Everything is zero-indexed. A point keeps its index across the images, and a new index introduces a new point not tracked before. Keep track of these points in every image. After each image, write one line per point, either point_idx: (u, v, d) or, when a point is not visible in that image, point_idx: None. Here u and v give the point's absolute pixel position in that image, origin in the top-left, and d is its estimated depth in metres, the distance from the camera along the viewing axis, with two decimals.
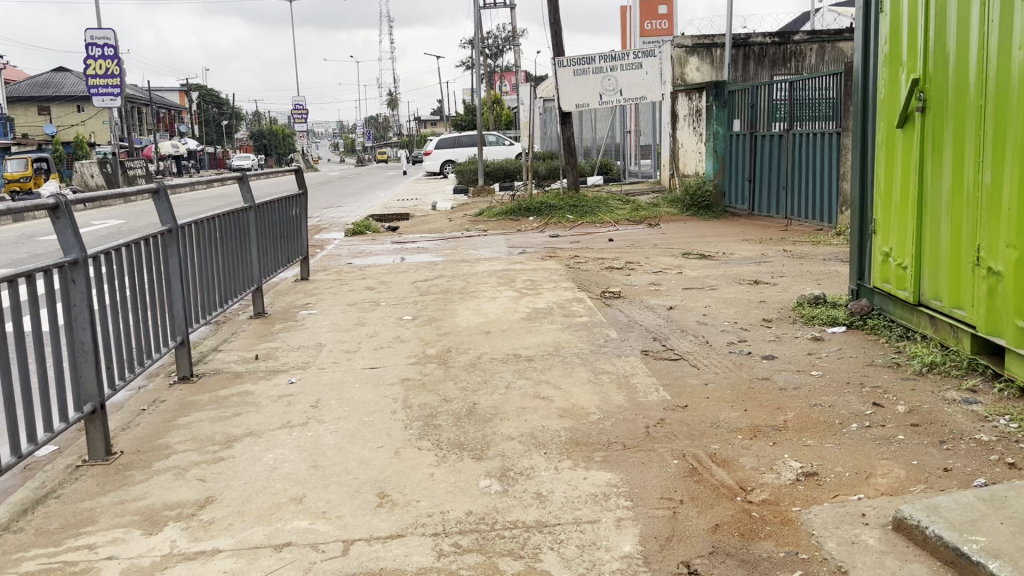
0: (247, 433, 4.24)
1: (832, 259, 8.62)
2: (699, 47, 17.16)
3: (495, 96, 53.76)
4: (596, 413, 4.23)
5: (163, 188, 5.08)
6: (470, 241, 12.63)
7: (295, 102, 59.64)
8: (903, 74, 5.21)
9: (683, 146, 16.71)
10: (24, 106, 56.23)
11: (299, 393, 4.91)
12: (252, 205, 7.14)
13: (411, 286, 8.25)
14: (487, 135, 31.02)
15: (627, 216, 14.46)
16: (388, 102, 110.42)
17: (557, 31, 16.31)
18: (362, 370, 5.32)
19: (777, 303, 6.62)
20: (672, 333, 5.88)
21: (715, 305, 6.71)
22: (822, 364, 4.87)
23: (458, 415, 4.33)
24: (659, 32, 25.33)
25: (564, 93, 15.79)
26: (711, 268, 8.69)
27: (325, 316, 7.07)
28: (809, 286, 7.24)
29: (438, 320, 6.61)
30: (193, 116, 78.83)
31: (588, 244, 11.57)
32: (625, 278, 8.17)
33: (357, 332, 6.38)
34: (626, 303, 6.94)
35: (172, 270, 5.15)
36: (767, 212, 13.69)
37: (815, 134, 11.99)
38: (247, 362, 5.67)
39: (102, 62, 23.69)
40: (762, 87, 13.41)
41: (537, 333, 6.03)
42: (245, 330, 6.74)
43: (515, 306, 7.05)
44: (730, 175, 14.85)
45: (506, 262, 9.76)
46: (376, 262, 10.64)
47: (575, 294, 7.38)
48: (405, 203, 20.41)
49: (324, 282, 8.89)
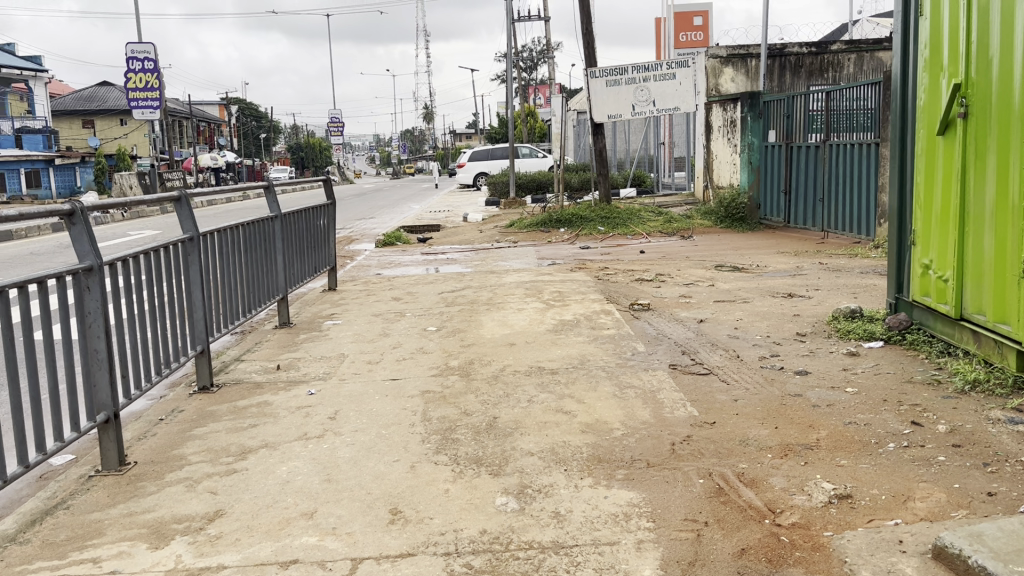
0: (262, 446, 4.15)
1: (869, 273, 8.39)
2: (734, 57, 16.97)
3: (530, 110, 53.88)
4: (620, 429, 4.09)
5: (186, 196, 5.03)
6: (499, 253, 12.54)
7: (332, 116, 60.25)
8: (943, 79, 5.02)
9: (717, 158, 16.50)
10: (69, 119, 57.46)
11: (318, 404, 4.83)
12: (279, 215, 7.12)
13: (438, 297, 8.17)
14: (521, 148, 31.01)
15: (660, 228, 14.29)
16: (424, 115, 111.21)
17: (590, 42, 16.21)
18: (382, 382, 5.23)
19: (811, 316, 6.43)
20: (701, 346, 5.71)
21: (747, 318, 6.53)
22: (857, 380, 4.67)
23: (478, 429, 4.22)
24: (694, 44, 25.18)
25: (596, 104, 15.68)
26: (744, 281, 8.49)
27: (349, 327, 7.00)
28: (845, 299, 7.03)
29: (463, 331, 6.51)
30: (233, 130, 80.05)
31: (619, 256, 11.43)
32: (655, 291, 8.01)
33: (380, 343, 6.30)
34: (656, 316, 6.78)
35: (193, 279, 5.10)
36: (802, 224, 13.43)
37: (852, 145, 11.75)
38: (268, 373, 5.60)
39: (143, 75, 24.05)
40: (799, 97, 13.18)
41: (563, 346, 5.90)
42: (269, 340, 6.70)
43: (541, 318, 6.93)
44: (765, 186, 14.60)
45: (534, 274, 9.64)
46: (405, 272, 10.59)
47: (603, 306, 7.24)
48: (436, 215, 20.42)
49: (352, 293, 8.84)
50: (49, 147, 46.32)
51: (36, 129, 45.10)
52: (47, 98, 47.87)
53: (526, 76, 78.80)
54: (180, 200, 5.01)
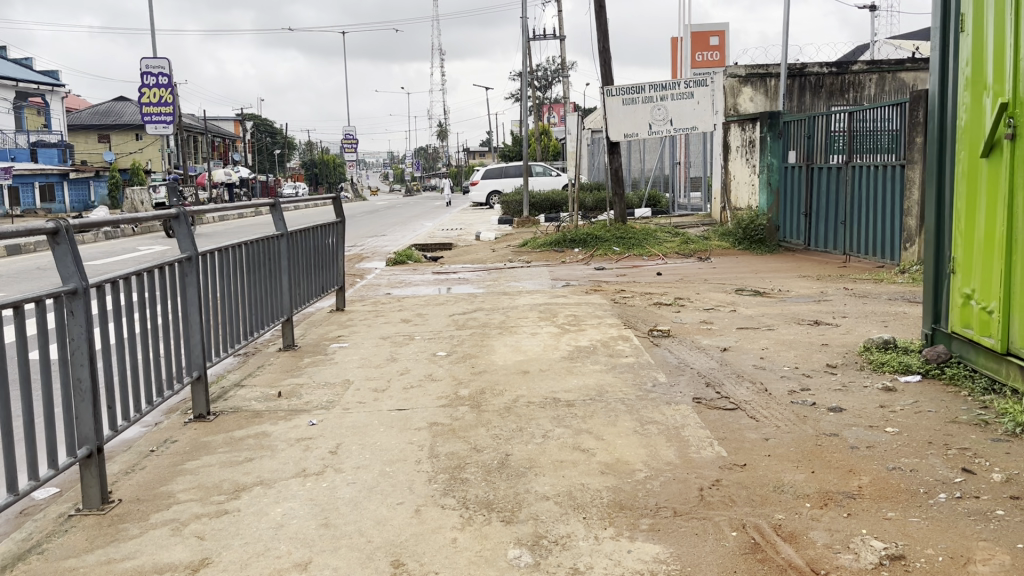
0: (257, 483, 3.87)
1: (898, 299, 8.05)
2: (753, 76, 16.70)
3: (544, 129, 53.76)
4: (643, 471, 3.79)
5: (184, 214, 4.78)
6: (513, 273, 12.27)
7: (346, 133, 60.29)
8: (987, 98, 4.72)
9: (735, 178, 16.21)
10: (85, 133, 57.77)
11: (319, 437, 4.53)
12: (285, 233, 6.86)
13: (449, 320, 7.89)
14: (534, 166, 30.81)
15: (676, 249, 13.99)
16: (438, 133, 111.41)
17: (607, 60, 15.99)
18: (388, 412, 4.93)
19: (840, 346, 6.10)
20: (726, 378, 5.39)
21: (773, 347, 6.21)
22: (897, 419, 4.35)
23: (489, 468, 3.92)
24: (711, 64, 24.95)
25: (612, 122, 15.43)
26: (766, 306, 8.18)
27: (356, 351, 6.72)
28: (875, 328, 6.70)
29: (475, 357, 6.22)
30: (247, 146, 80.37)
31: (635, 277, 11.14)
32: (674, 316, 7.70)
33: (388, 369, 6.01)
34: (676, 343, 6.47)
35: (189, 301, 4.84)
36: (823, 247, 13.10)
37: (876, 167, 11.44)
38: (268, 400, 5.32)
39: (157, 91, 24.01)
40: (820, 118, 12.89)
41: (580, 375, 5.60)
42: (273, 363, 6.43)
43: (556, 343, 6.63)
44: (784, 208, 14.28)
45: (549, 296, 9.35)
46: (416, 293, 10.33)
47: (620, 332, 6.94)
48: (449, 233, 20.23)
49: (360, 314, 8.58)
50: (64, 161, 46.51)
51: (52, 143, 45.29)
52: (64, 112, 48.10)
53: (540, 95, 78.73)
54: (179, 218, 4.76)
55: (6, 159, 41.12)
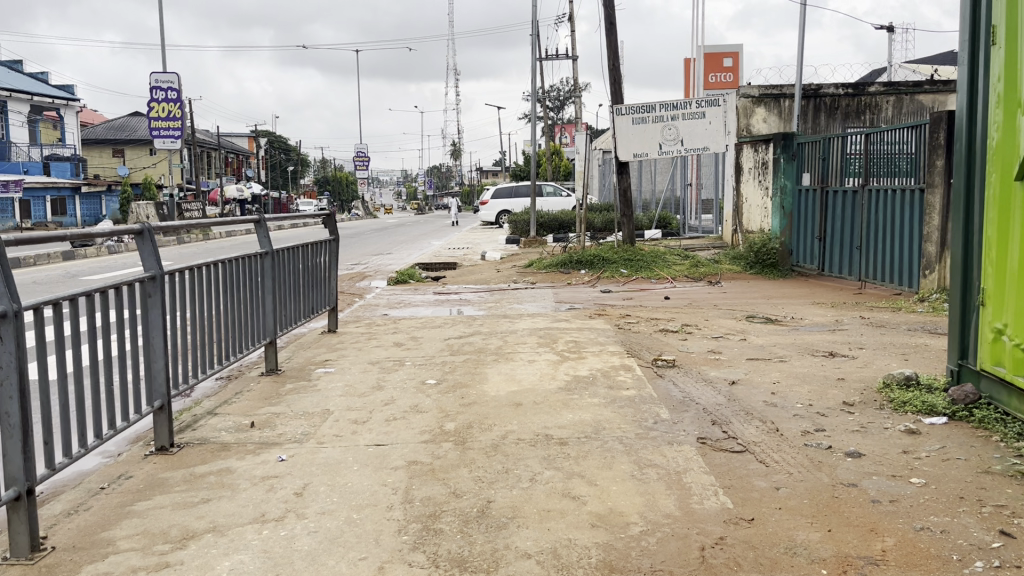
0: (209, 529, 3.49)
1: (918, 330, 7.62)
2: (766, 97, 16.34)
3: (556, 149, 53.58)
4: (639, 525, 3.39)
5: (149, 230, 4.43)
6: (516, 294, 11.89)
7: (358, 150, 60.18)
8: (1022, 116, 4.33)
9: (748, 201, 15.82)
10: (100, 148, 57.94)
11: (285, 475, 4.15)
12: (269, 252, 6.52)
13: (443, 344, 7.52)
14: (544, 186, 30.51)
15: (686, 273, 13.59)
16: (451, 152, 111.64)
17: (617, 78, 15.67)
18: (365, 448, 4.54)
19: (857, 382, 5.68)
20: (733, 416, 4.98)
21: (785, 381, 5.79)
22: (922, 468, 3.93)
23: (467, 517, 3.53)
24: (724, 86, 24.64)
25: (622, 142, 15.05)
26: (778, 335, 7.76)
27: (341, 377, 6.34)
28: (895, 361, 6.28)
29: (466, 386, 5.83)
30: (260, 163, 80.56)
31: (642, 302, 10.75)
32: (680, 344, 7.30)
33: (372, 399, 5.62)
34: (681, 375, 6.06)
35: (152, 324, 4.48)
36: (837, 273, 12.67)
37: (893, 191, 11.03)
38: (239, 432, 4.94)
39: (166, 105, 23.87)
40: (835, 140, 12.51)
41: (576, 408, 5.20)
42: (252, 389, 6.06)
43: (553, 372, 6.23)
44: (797, 232, 13.86)
45: (550, 320, 8.96)
46: (414, 314, 9.96)
47: (622, 360, 6.54)
48: (455, 252, 19.91)
49: (352, 336, 8.21)
50: (76, 175, 46.56)
51: (65, 157, 45.35)
52: (78, 126, 48.16)
53: (554, 117, 78.65)
54: (143, 234, 4.40)
55: (17, 173, 41.14)
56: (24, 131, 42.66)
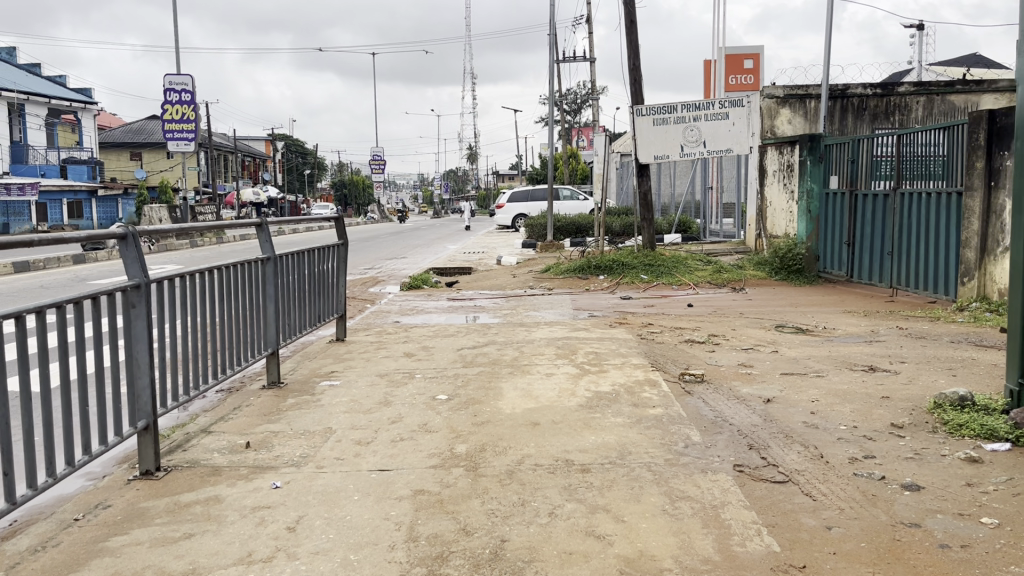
0: (188, 571, 3.10)
1: (962, 342, 7.16)
2: (792, 97, 15.85)
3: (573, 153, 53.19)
4: (675, 572, 2.98)
5: (132, 234, 4.05)
6: (533, 301, 11.49)
7: (375, 154, 59.96)
8: None
9: (772, 205, 15.36)
10: (117, 152, 58.04)
11: (279, 505, 3.76)
12: (270, 257, 6.16)
13: (456, 355, 7.12)
14: (561, 190, 30.13)
15: (708, 279, 13.15)
16: (467, 156, 111.55)
17: (637, 78, 15.25)
18: (368, 474, 4.15)
19: (904, 400, 5.23)
20: (771, 440, 4.54)
21: (825, 399, 5.36)
22: (993, 505, 3.49)
23: (478, 559, 3.12)
24: (745, 88, 24.16)
25: (642, 144, 14.73)
26: (811, 346, 7.32)
27: (347, 391, 5.95)
28: (942, 378, 5.82)
29: (479, 403, 5.42)
30: (277, 166, 80.65)
31: (664, 309, 10.32)
32: (708, 356, 6.87)
33: (378, 416, 5.23)
34: (711, 392, 5.63)
35: (136, 338, 4.10)
36: (867, 280, 12.19)
37: (927, 195, 10.54)
38: (233, 453, 4.56)
39: (180, 107, 23.65)
40: (864, 141, 12.04)
41: (599, 430, 4.77)
42: (251, 404, 5.68)
43: (573, 387, 5.82)
44: (825, 237, 13.37)
45: (569, 328, 8.54)
46: (427, 321, 9.59)
47: (647, 374, 6.12)
48: (470, 256, 19.52)
49: (361, 345, 7.83)
50: (93, 178, 46.58)
51: (82, 160, 45.35)
52: (96, 129, 48.15)
53: (571, 121, 78.22)
54: (126, 237, 4.03)
55: (34, 176, 41.10)
56: (42, 134, 42.62)
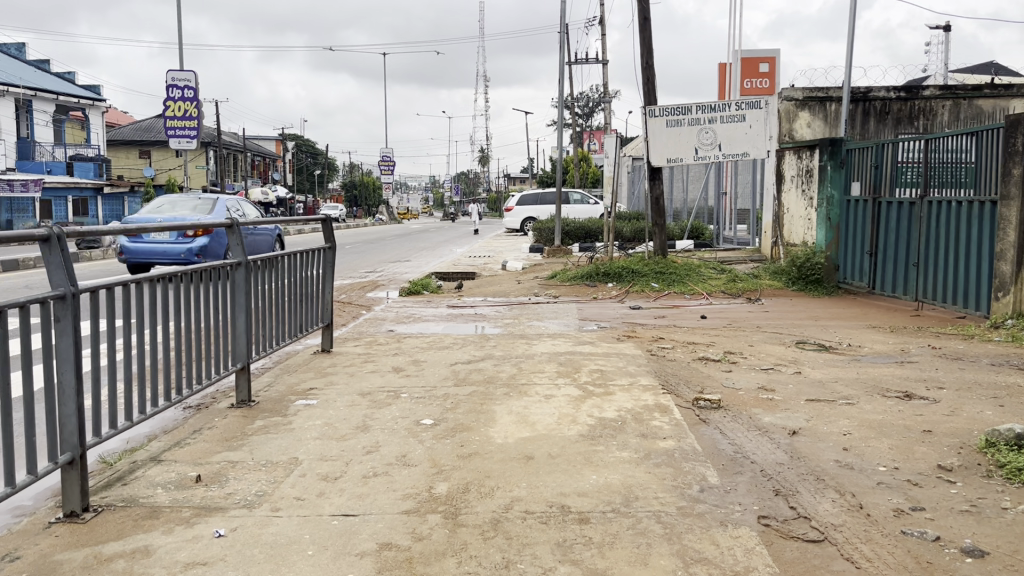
0: None
1: (1004, 365, 6.51)
2: (811, 99, 15.21)
3: (584, 157, 52.55)
4: None
5: (58, 235, 3.47)
6: (537, 309, 10.89)
7: (384, 155, 59.41)
8: None
9: (790, 212, 14.73)
10: (126, 149, 57.64)
11: (217, 560, 3.17)
12: (241, 263, 5.58)
13: (448, 371, 6.51)
14: (571, 193, 29.52)
15: (723, 288, 12.51)
16: (479, 159, 111.05)
17: (650, 77, 14.62)
18: (330, 520, 3.56)
19: (949, 436, 4.61)
20: (800, 483, 3.94)
21: (859, 432, 4.73)
22: None
23: None
24: (760, 92, 23.50)
25: (654, 146, 14.05)
26: (837, 367, 6.69)
27: (323, 412, 5.35)
28: (989, 408, 5.19)
29: (468, 430, 4.81)
30: (287, 166, 80.28)
31: (675, 321, 9.70)
32: (725, 377, 6.24)
33: (353, 443, 4.64)
34: (730, 421, 5.01)
35: (61, 358, 3.52)
36: (890, 292, 11.53)
37: (957, 204, 9.89)
38: (180, 488, 3.97)
39: (182, 104, 23.09)
40: (888, 145, 11.40)
41: (602, 467, 4.16)
42: (214, 426, 5.10)
43: (574, 412, 5.21)
44: (846, 245, 12.71)
45: (573, 341, 7.93)
46: (422, 331, 8.99)
47: (657, 398, 5.50)
48: (475, 261, 18.91)
49: (347, 358, 7.24)
50: (99, 176, 46.19)
51: (89, 157, 44.89)
52: (104, 127, 47.77)
53: (582, 123, 77.56)
54: (50, 239, 3.46)
55: (40, 173, 40.61)
56: (49, 130, 42.28)
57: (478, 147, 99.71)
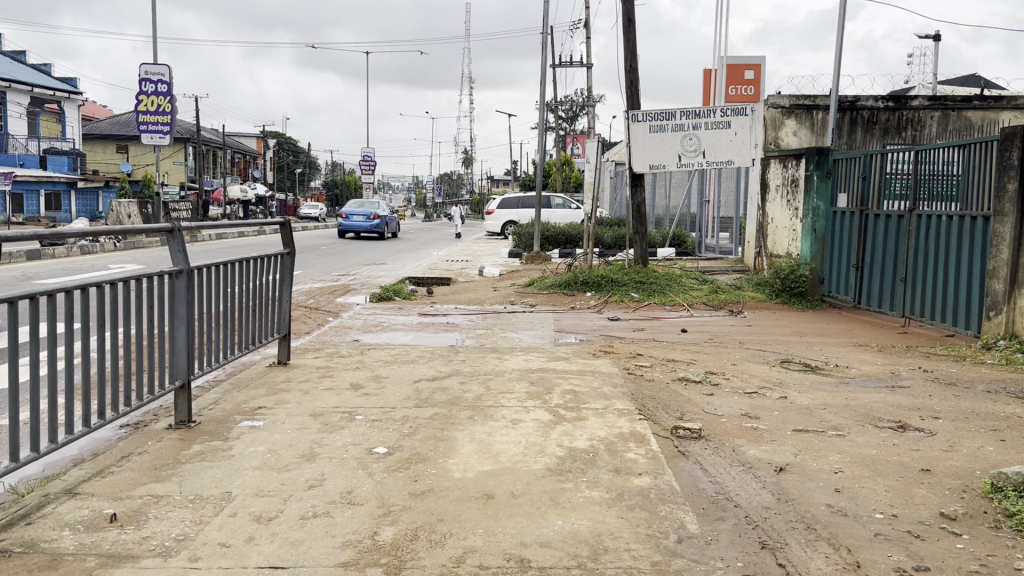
0: None
1: (1000, 392, 6.16)
2: (798, 107, 14.90)
3: (568, 161, 52.19)
4: None
5: None
6: (512, 319, 10.46)
7: (366, 154, 58.72)
8: None
9: (774, 222, 14.40)
10: (103, 144, 56.66)
11: None
12: (185, 271, 5.09)
13: (411, 389, 6.06)
14: (553, 198, 29.12)
15: (704, 300, 12.14)
16: (463, 161, 110.38)
17: (634, 81, 14.24)
18: None
19: (950, 476, 4.22)
20: (789, 534, 3.52)
21: (852, 470, 4.33)
22: None
23: None
24: (744, 99, 23.19)
25: (637, 152, 13.64)
26: (824, 391, 6.31)
27: (267, 437, 4.89)
28: (989, 443, 4.82)
29: (424, 461, 4.37)
30: (267, 163, 79.40)
31: (654, 335, 9.30)
32: (707, 401, 5.84)
33: (296, 476, 4.19)
34: (712, 454, 4.59)
35: None
36: (876, 307, 11.20)
37: (948, 219, 9.56)
38: (91, 530, 3.50)
39: (155, 99, 22.44)
40: (876, 156, 11.07)
41: (568, 510, 3.73)
42: (146, 452, 4.62)
43: (543, 440, 4.78)
44: (830, 258, 12.39)
45: (547, 357, 7.51)
46: (389, 342, 8.53)
47: (633, 425, 5.09)
48: (452, 265, 18.47)
49: (305, 372, 6.77)
50: (73, 170, 45.28)
51: (63, 151, 43.90)
52: (80, 120, 46.87)
53: (566, 127, 77.21)
54: None
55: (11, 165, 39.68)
56: (22, 122, 41.47)
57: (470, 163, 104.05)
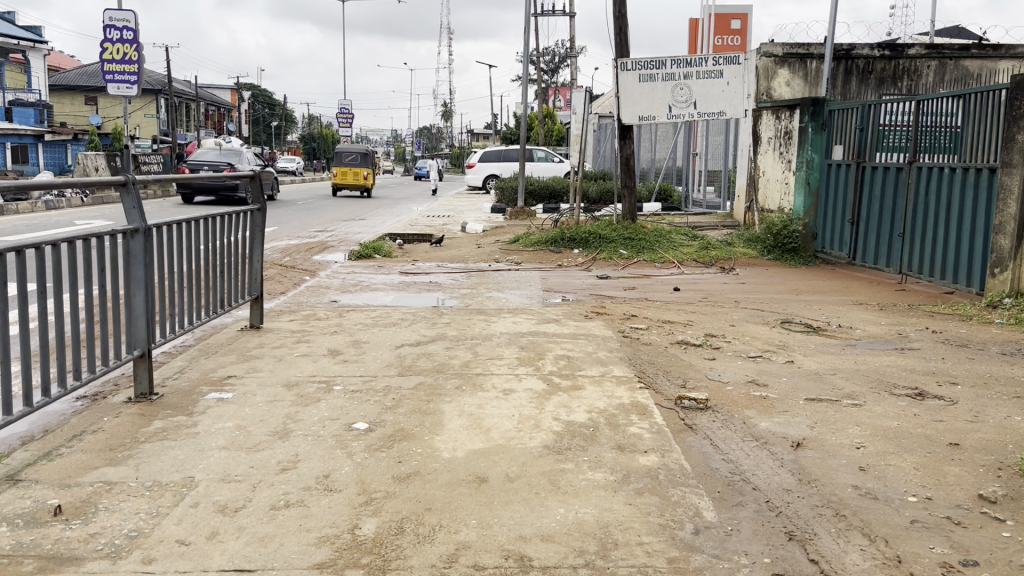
0: None
1: (1017, 354, 5.85)
2: (791, 57, 14.41)
3: (549, 113, 51.43)
4: None
5: None
6: (498, 278, 10.05)
7: (342, 107, 57.46)
8: None
9: (766, 175, 14.01)
10: (71, 95, 54.98)
11: None
12: (141, 229, 4.59)
13: (393, 355, 5.65)
14: (536, 151, 28.58)
15: (694, 256, 11.78)
16: (443, 114, 108.76)
17: (621, 29, 13.68)
18: None
19: (981, 451, 3.89)
20: (817, 522, 3.17)
21: (876, 445, 3.98)
22: None
23: None
24: (731, 50, 22.61)
25: (626, 102, 13.11)
26: (832, 353, 5.98)
27: (237, 411, 4.46)
28: (1016, 412, 4.49)
29: (408, 439, 3.97)
30: (243, 116, 77.78)
31: (647, 294, 8.93)
32: (710, 367, 5.47)
33: (266, 457, 3.77)
34: (721, 428, 4.23)
35: None
36: (872, 263, 10.86)
37: (951, 171, 9.15)
38: (32, 525, 3.08)
39: (120, 46, 21.52)
40: (874, 106, 10.63)
41: (570, 495, 3.35)
42: (101, 430, 4.18)
43: (538, 412, 4.40)
44: (824, 213, 12.03)
45: (536, 318, 7.11)
46: (370, 302, 8.10)
47: (634, 395, 4.72)
48: (434, 221, 17.92)
49: (279, 335, 6.34)
50: (42, 122, 43.86)
51: (31, 103, 42.48)
52: (46, 71, 45.31)
53: (546, 77, 76.18)
54: None
55: None
56: None
57: (446, 116, 106.70)
